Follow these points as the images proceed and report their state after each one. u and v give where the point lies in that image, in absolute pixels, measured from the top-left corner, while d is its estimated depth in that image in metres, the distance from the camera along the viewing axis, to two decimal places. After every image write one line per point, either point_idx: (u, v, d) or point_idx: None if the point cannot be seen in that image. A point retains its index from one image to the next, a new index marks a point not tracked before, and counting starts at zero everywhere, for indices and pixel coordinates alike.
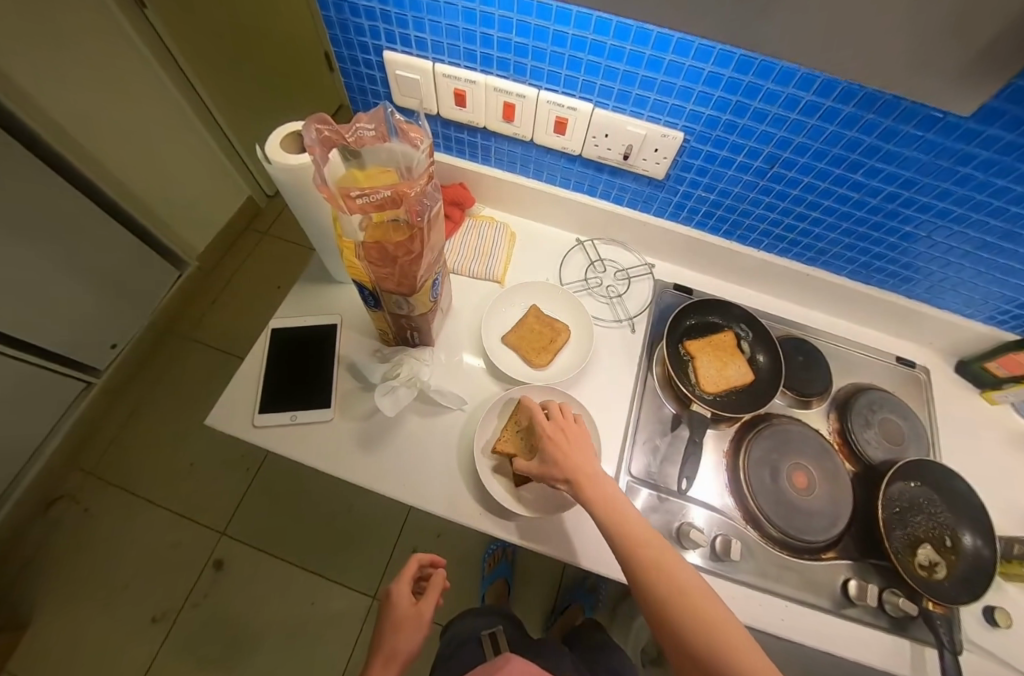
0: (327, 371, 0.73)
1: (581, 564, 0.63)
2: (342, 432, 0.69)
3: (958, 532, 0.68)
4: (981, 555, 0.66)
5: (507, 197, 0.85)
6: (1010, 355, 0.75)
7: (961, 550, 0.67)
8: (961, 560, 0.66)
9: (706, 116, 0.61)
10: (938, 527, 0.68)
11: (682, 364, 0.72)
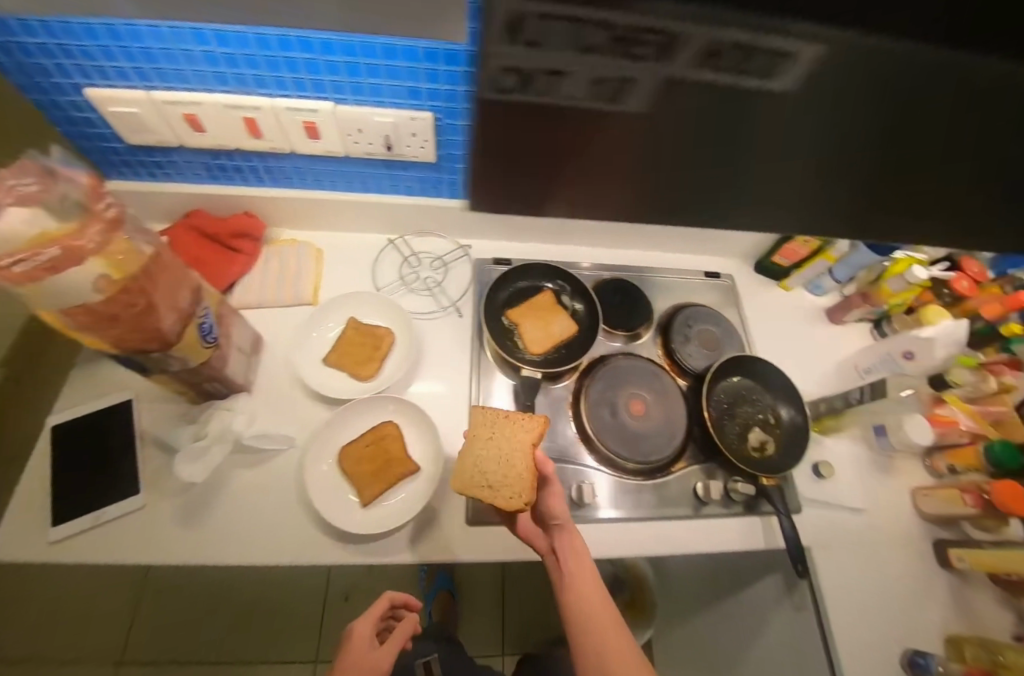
0: (126, 455, 0.63)
1: (448, 557, 0.62)
2: (158, 515, 0.61)
3: (777, 409, 0.77)
4: (797, 423, 0.75)
5: (299, 215, 0.79)
6: (786, 246, 0.87)
7: (781, 424, 0.76)
8: (783, 432, 0.75)
9: (446, 92, 0.59)
10: (761, 410, 0.76)
11: (507, 334, 0.73)
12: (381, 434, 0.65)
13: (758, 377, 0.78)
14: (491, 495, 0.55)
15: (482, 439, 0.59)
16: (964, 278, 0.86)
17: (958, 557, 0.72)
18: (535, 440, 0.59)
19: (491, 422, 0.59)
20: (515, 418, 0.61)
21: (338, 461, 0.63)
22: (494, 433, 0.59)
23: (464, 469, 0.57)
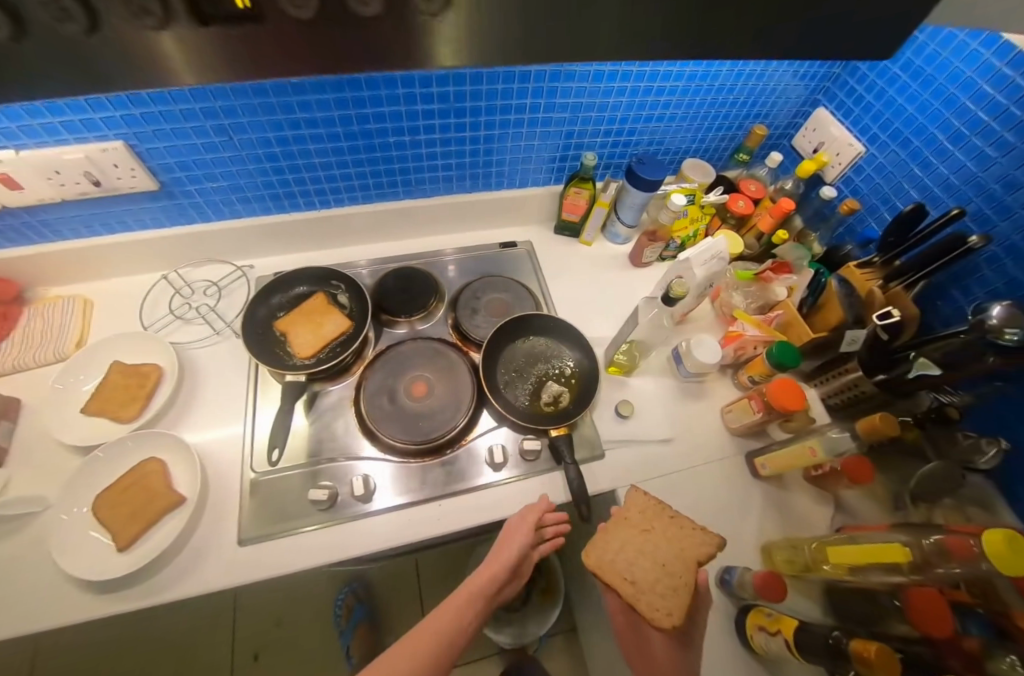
0: None
1: (223, 586, 0.59)
2: None
3: (566, 357, 0.78)
4: (586, 365, 0.77)
5: (54, 270, 0.75)
6: (567, 201, 0.90)
7: (573, 371, 0.77)
8: (575, 377, 0.76)
9: (133, 116, 0.59)
10: (549, 363, 0.77)
11: (275, 344, 0.72)
12: (144, 472, 0.62)
13: (543, 331, 0.79)
14: (637, 594, 0.57)
15: (619, 538, 0.61)
16: (739, 198, 0.91)
17: (761, 464, 0.73)
18: (696, 556, 0.59)
19: (638, 513, 0.63)
20: (684, 526, 0.62)
21: (94, 508, 0.60)
22: (625, 531, 0.62)
23: (604, 558, 0.60)
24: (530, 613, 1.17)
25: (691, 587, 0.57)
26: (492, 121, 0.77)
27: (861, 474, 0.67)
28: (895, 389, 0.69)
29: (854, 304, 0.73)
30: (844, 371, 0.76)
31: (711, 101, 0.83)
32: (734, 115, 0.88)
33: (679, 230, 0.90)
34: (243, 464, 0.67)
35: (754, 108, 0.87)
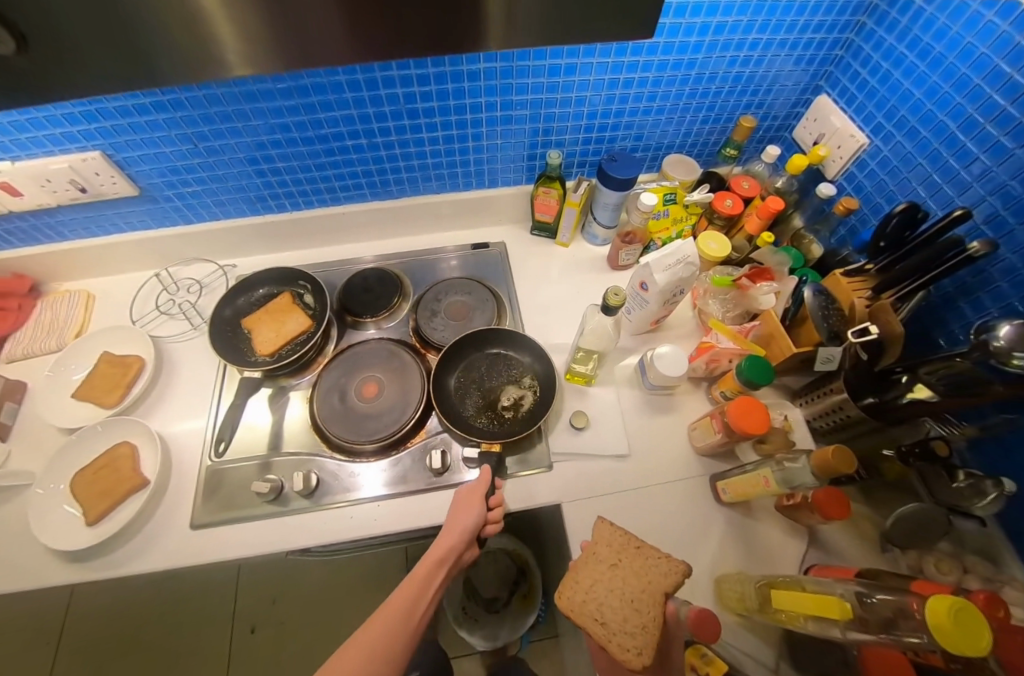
0: None
1: (175, 565, 0.63)
2: None
3: (525, 367, 0.76)
4: (544, 376, 0.75)
5: (62, 268, 0.83)
6: (537, 201, 0.87)
7: (531, 382, 0.75)
8: (531, 389, 0.74)
9: (104, 128, 0.64)
10: (506, 371, 0.76)
11: (239, 341, 0.76)
12: (115, 454, 0.68)
13: (505, 340, 0.78)
14: (608, 635, 0.53)
15: (588, 572, 0.58)
16: (727, 197, 0.84)
17: (722, 489, 0.67)
18: (664, 589, 0.55)
19: (602, 543, 0.60)
20: (652, 556, 0.58)
21: (70, 485, 0.66)
22: (586, 565, 0.59)
23: (575, 600, 0.56)
24: (505, 617, 1.15)
25: (660, 623, 0.53)
26: (448, 122, 0.75)
27: (834, 510, 0.60)
28: (886, 415, 0.61)
29: (829, 319, 0.66)
30: (830, 392, 0.68)
31: (691, 91, 0.77)
32: (722, 106, 0.80)
33: (659, 232, 0.85)
34: (202, 453, 0.71)
35: (746, 97, 0.80)
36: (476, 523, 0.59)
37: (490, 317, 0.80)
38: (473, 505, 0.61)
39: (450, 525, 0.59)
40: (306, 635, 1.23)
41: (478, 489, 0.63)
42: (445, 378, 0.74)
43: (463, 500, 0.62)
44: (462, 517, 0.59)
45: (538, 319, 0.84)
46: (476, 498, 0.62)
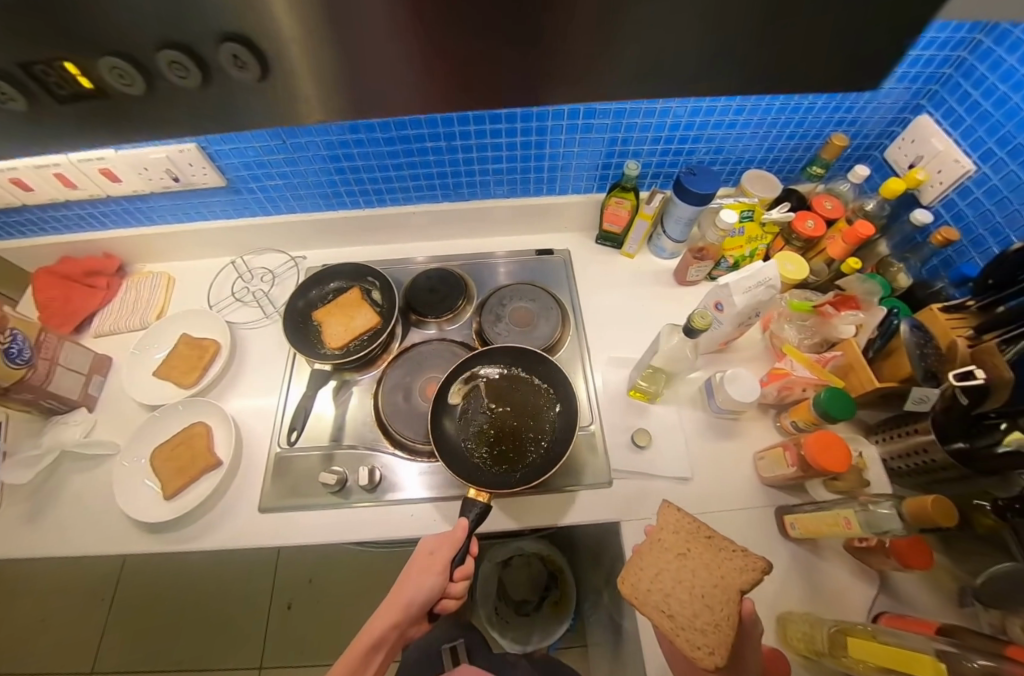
0: None
1: (243, 545, 0.66)
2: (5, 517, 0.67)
3: (552, 408, 0.73)
4: (566, 424, 0.70)
5: (148, 250, 0.88)
6: (607, 211, 0.86)
7: (550, 427, 0.71)
8: (545, 435, 0.70)
9: None
10: (531, 403, 0.73)
11: (310, 333, 0.78)
12: (191, 433, 0.71)
13: (542, 370, 0.74)
14: (676, 629, 0.53)
15: (654, 562, 0.58)
16: (808, 217, 0.81)
17: (791, 524, 0.64)
18: (738, 585, 0.54)
19: (669, 533, 0.60)
20: (723, 549, 0.58)
21: (150, 460, 0.70)
22: (653, 551, 0.59)
23: (639, 588, 0.57)
24: (536, 622, 1.15)
25: (734, 622, 0.52)
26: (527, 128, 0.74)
27: (914, 558, 0.57)
28: (979, 465, 0.57)
29: (927, 358, 0.62)
30: (916, 432, 0.65)
31: (779, 107, 0.74)
32: (812, 122, 0.77)
33: (732, 249, 0.83)
34: (270, 438, 0.74)
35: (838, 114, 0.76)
36: (429, 594, 0.55)
37: (554, 327, 0.80)
38: (428, 572, 0.56)
39: (404, 588, 0.56)
40: (340, 616, 1.26)
41: (443, 549, 0.57)
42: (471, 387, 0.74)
43: (422, 561, 0.57)
44: (416, 584, 0.56)
45: (599, 331, 0.84)
46: (436, 564, 0.56)
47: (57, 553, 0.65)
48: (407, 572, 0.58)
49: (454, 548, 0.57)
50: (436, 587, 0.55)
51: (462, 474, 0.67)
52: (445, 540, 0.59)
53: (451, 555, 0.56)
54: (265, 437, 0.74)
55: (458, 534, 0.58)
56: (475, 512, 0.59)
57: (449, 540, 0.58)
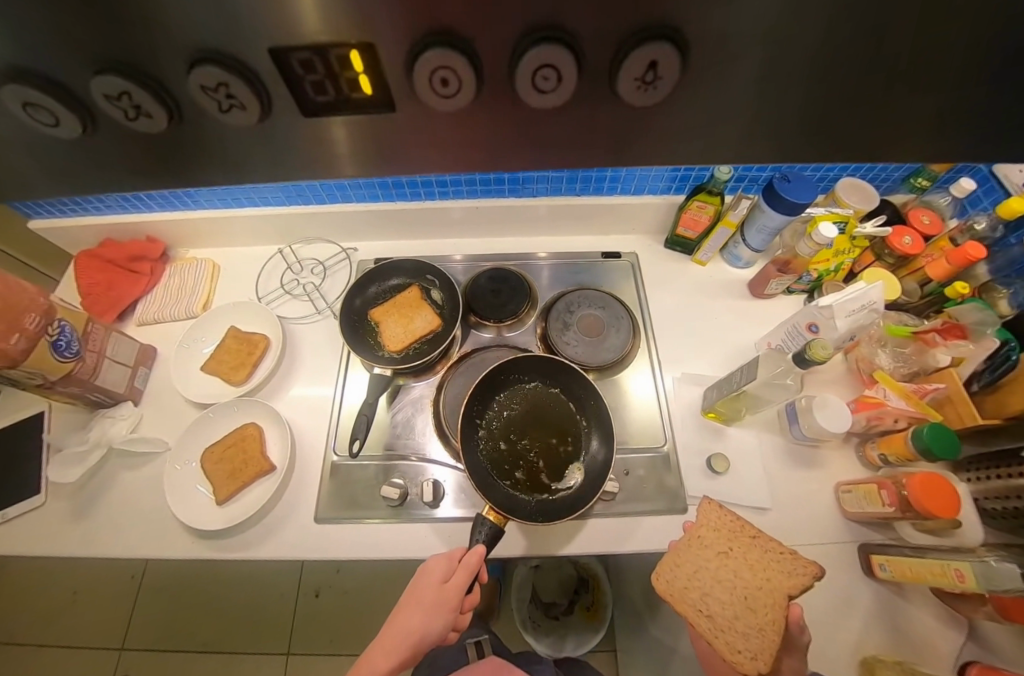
0: (24, 461, 0.67)
1: (298, 554, 0.63)
2: (52, 512, 0.64)
3: (585, 443, 0.67)
4: (599, 465, 0.64)
5: (193, 235, 0.86)
6: (684, 216, 0.83)
7: (580, 464, 0.65)
8: (572, 471, 0.65)
9: None
10: (565, 433, 0.67)
11: (368, 333, 0.76)
12: (243, 434, 0.68)
13: (584, 397, 0.69)
14: (715, 631, 0.52)
15: (692, 559, 0.56)
16: (906, 233, 0.75)
17: (880, 564, 0.60)
18: (787, 590, 0.51)
19: (710, 531, 0.57)
20: (770, 551, 0.54)
21: (201, 463, 0.67)
22: (693, 548, 0.57)
23: (675, 585, 0.55)
24: (570, 628, 1.13)
25: (781, 628, 0.50)
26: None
27: (1017, 613, 0.52)
28: None
29: None
30: (1018, 475, 0.59)
31: None
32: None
33: (819, 262, 0.77)
34: (325, 441, 0.71)
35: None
36: (437, 632, 0.50)
37: (625, 336, 0.77)
38: (438, 608, 0.50)
39: (410, 619, 0.51)
40: (369, 608, 1.26)
41: (456, 578, 0.50)
42: (505, 403, 0.69)
43: (432, 594, 0.51)
44: (424, 618, 0.50)
45: (668, 342, 0.82)
46: (448, 599, 0.50)
47: (104, 555, 0.62)
48: (413, 599, 0.52)
49: (470, 577, 0.50)
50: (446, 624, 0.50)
51: (475, 476, 0.62)
52: (459, 566, 0.52)
53: (464, 587, 0.50)
54: (321, 439, 0.71)
55: (474, 562, 0.51)
56: (484, 533, 0.52)
57: (463, 569, 0.51)
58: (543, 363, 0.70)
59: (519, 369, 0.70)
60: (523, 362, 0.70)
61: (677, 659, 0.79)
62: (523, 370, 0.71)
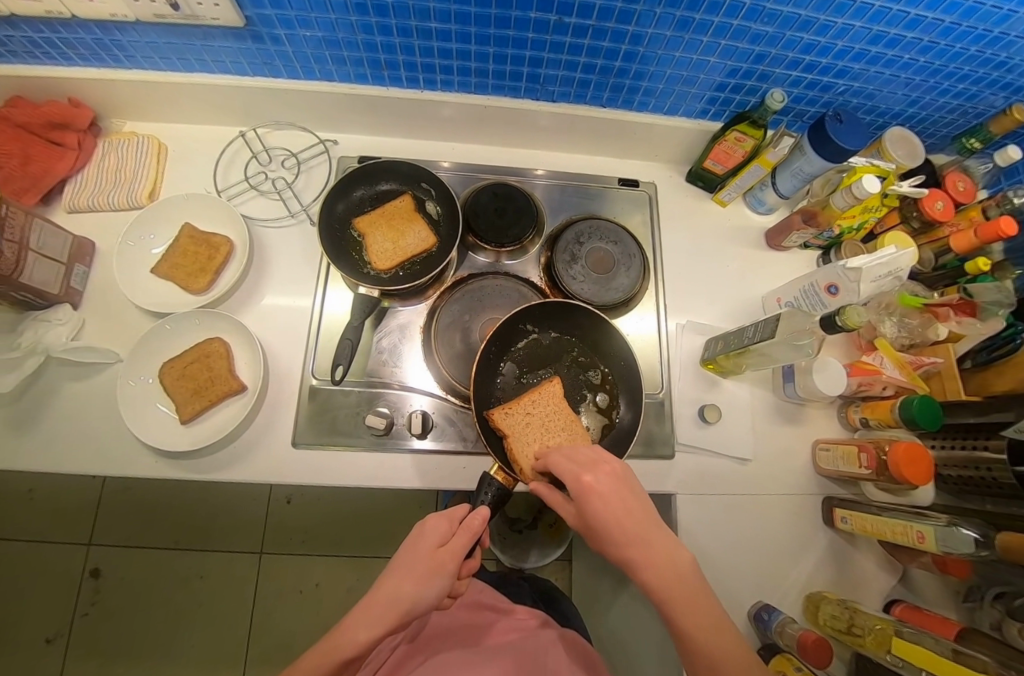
0: None
1: (274, 475, 0.60)
2: None
3: (610, 402, 0.64)
4: (625, 427, 0.61)
5: (131, 100, 0.70)
6: (717, 148, 0.74)
7: (603, 429, 0.62)
8: (593, 435, 0.61)
9: None
10: (588, 392, 0.64)
11: (352, 246, 0.67)
12: (207, 350, 0.61)
13: (608, 358, 0.65)
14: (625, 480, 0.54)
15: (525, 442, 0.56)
16: (939, 197, 0.69)
17: (842, 517, 0.65)
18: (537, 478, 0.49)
19: (547, 409, 0.59)
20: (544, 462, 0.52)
21: (159, 378, 0.60)
22: (541, 417, 0.58)
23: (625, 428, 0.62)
24: (532, 540, 1.15)
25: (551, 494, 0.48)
26: (667, 17, 0.56)
27: (955, 568, 0.59)
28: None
29: None
30: (983, 447, 0.60)
31: (953, 55, 0.59)
32: (978, 80, 0.64)
33: (846, 218, 0.71)
34: (303, 362, 0.65)
35: (1011, 79, 0.63)
36: (434, 599, 0.44)
37: (634, 276, 0.71)
38: (436, 573, 0.45)
39: (401, 587, 0.44)
40: (340, 519, 1.29)
41: (457, 540, 0.47)
42: (527, 355, 0.65)
43: (427, 558, 0.46)
44: (418, 583, 0.44)
45: (676, 287, 0.78)
46: (446, 563, 0.46)
47: (53, 471, 0.56)
48: (406, 563, 0.46)
49: (471, 541, 0.47)
50: (444, 589, 0.45)
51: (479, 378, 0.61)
52: (458, 528, 0.49)
53: (464, 551, 0.47)
54: (297, 360, 0.65)
55: (476, 524, 0.48)
56: (490, 493, 0.51)
57: (464, 532, 0.48)
58: (565, 315, 0.65)
59: (539, 320, 0.65)
60: (544, 312, 0.64)
61: None
62: (543, 322, 0.66)
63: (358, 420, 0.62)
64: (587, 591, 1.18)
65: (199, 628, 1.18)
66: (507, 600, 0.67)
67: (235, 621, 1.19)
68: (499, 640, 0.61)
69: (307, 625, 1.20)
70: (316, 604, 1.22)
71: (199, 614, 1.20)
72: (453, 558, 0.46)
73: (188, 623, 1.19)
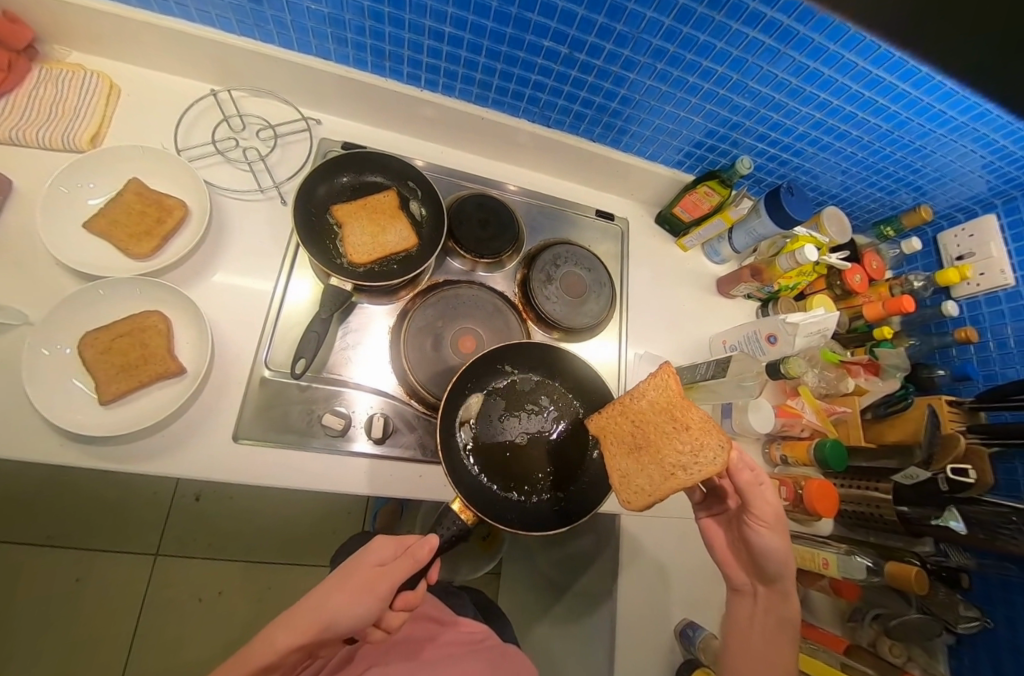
0: None
1: (207, 469, 0.54)
2: None
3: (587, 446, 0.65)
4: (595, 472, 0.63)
5: (86, 29, 0.62)
6: (688, 197, 0.81)
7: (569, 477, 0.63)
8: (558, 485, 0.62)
9: None
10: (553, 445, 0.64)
11: (326, 234, 0.64)
12: (141, 324, 0.54)
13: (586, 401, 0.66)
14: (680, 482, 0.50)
15: (673, 448, 0.52)
16: (858, 272, 0.82)
17: None
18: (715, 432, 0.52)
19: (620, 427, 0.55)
20: (670, 433, 0.52)
21: (78, 349, 0.52)
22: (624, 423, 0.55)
23: None
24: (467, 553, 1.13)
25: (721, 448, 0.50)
26: (650, 67, 0.62)
27: (847, 590, 0.68)
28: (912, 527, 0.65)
29: (933, 443, 0.67)
30: (874, 488, 0.70)
31: (876, 150, 0.72)
32: (896, 177, 0.77)
33: (785, 278, 0.80)
34: (255, 350, 0.60)
35: (918, 181, 0.78)
36: (362, 619, 0.42)
37: (602, 304, 0.75)
38: (367, 591, 0.43)
39: (344, 595, 0.42)
40: (261, 520, 1.19)
41: (397, 564, 0.45)
42: (501, 396, 0.65)
43: (365, 573, 0.44)
44: (349, 600, 0.42)
45: (638, 319, 0.83)
46: (379, 584, 0.43)
47: None
48: (341, 579, 0.44)
49: (411, 569, 0.45)
50: (368, 615, 0.42)
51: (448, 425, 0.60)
52: (403, 553, 0.47)
53: (401, 578, 0.44)
54: (248, 346, 0.60)
55: (421, 553, 0.46)
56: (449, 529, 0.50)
57: (407, 557, 0.45)
58: (535, 353, 0.66)
59: (514, 359, 0.66)
60: (516, 352, 0.65)
61: (566, 598, 0.89)
62: (519, 358, 0.66)
63: (310, 418, 0.58)
64: (516, 606, 1.18)
65: (68, 641, 1.01)
66: (448, 614, 0.66)
67: (115, 633, 1.04)
68: (437, 656, 0.59)
69: (209, 637, 1.08)
70: (221, 614, 1.10)
71: (69, 624, 1.02)
72: (387, 584, 0.43)
73: (54, 635, 1.01)
